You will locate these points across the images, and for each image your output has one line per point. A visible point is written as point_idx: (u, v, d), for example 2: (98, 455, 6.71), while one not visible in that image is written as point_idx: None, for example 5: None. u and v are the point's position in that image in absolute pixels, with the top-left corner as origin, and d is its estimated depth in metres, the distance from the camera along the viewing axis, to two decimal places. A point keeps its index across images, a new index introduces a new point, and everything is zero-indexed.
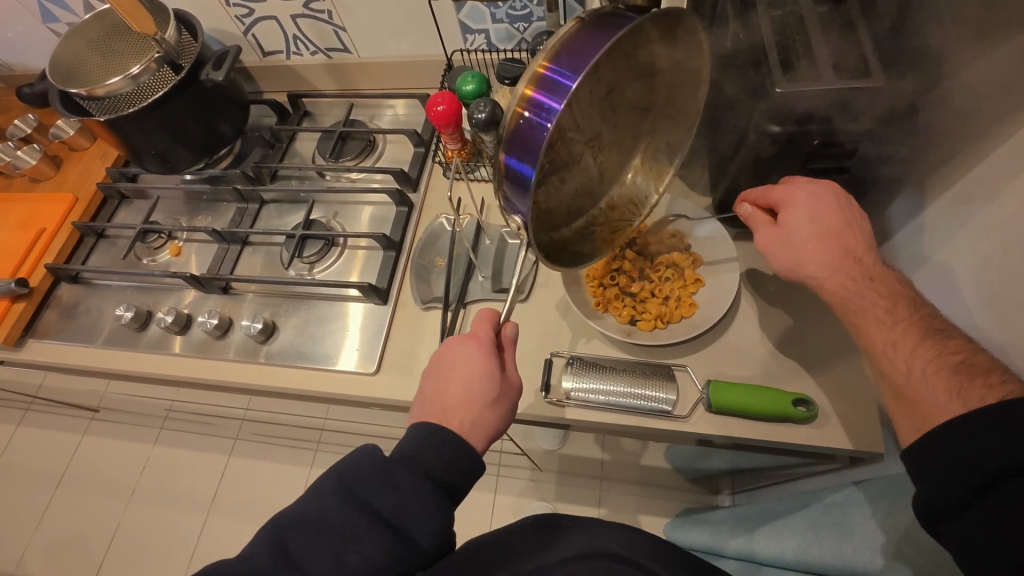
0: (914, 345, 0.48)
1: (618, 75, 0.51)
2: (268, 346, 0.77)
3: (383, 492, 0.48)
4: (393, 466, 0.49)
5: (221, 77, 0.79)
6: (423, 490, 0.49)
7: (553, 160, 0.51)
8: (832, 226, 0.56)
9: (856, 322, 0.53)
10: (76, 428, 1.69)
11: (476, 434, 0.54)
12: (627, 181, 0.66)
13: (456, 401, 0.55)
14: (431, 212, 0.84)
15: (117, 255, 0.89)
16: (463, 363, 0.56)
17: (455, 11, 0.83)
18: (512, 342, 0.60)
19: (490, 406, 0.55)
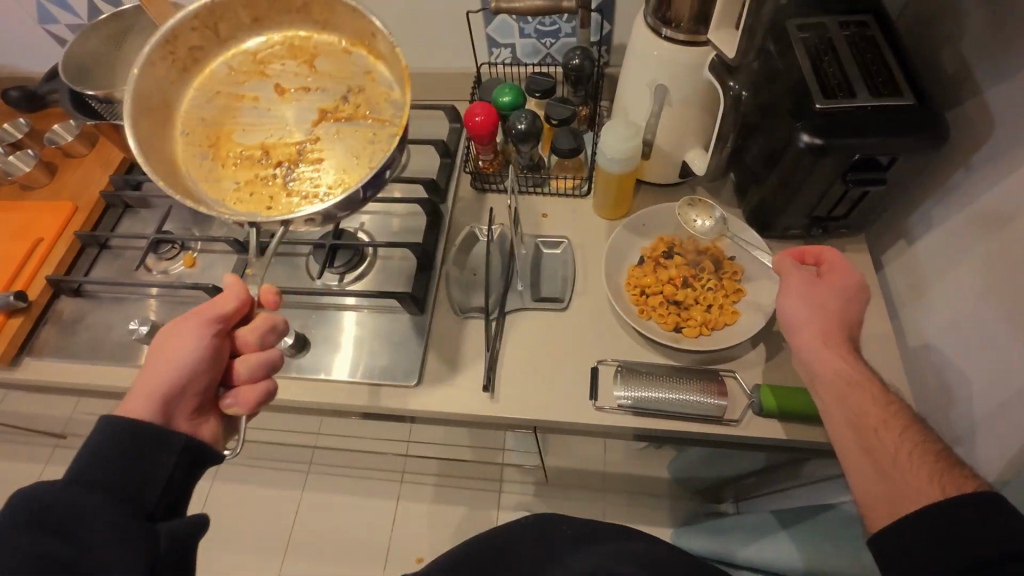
0: (901, 430, 0.49)
1: (208, 79, 0.63)
2: (299, 360, 0.72)
3: (51, 543, 0.43)
4: (47, 500, 0.44)
5: None
6: (97, 525, 0.44)
7: (221, 163, 0.60)
8: (853, 306, 0.55)
9: (850, 391, 0.51)
10: (37, 458, 1.56)
11: (160, 379, 0.52)
12: (386, 95, 0.62)
13: (163, 348, 0.53)
14: (460, 222, 0.83)
15: (124, 267, 0.84)
16: (169, 340, 0.53)
17: (484, 25, 0.84)
18: (230, 301, 0.52)
19: (168, 358, 0.52)
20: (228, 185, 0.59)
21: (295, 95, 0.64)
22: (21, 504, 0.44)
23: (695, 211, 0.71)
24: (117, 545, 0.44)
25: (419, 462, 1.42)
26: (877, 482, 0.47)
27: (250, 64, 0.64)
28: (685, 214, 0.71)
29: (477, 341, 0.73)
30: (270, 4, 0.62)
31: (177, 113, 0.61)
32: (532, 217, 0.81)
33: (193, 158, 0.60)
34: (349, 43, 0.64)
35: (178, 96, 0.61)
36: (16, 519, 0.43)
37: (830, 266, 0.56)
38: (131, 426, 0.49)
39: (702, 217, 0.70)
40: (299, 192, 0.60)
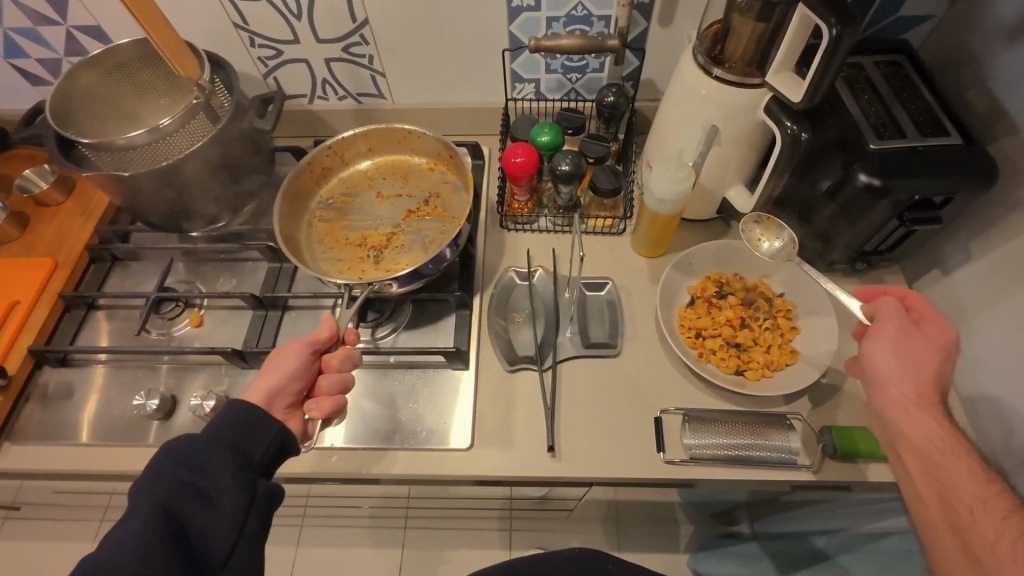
0: (1004, 512, 0.45)
1: (332, 188, 0.81)
2: (336, 428, 0.66)
3: (186, 472, 0.47)
4: (182, 441, 0.49)
5: (269, 126, 0.75)
6: (218, 484, 0.48)
7: (332, 245, 0.76)
8: (944, 368, 0.52)
9: (939, 462, 0.49)
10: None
11: (268, 386, 0.54)
12: (453, 197, 0.78)
13: (269, 361, 0.57)
14: (494, 265, 0.79)
15: (119, 329, 0.75)
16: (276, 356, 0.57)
17: (509, 60, 0.81)
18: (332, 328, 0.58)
19: (275, 369, 0.56)
20: (332, 262, 0.74)
21: (394, 198, 0.79)
22: (167, 449, 0.48)
23: (761, 228, 0.71)
24: (233, 505, 0.47)
25: (425, 509, 1.34)
26: (964, 562, 0.46)
27: (365, 177, 0.82)
28: (748, 229, 0.71)
29: (529, 395, 0.68)
30: (385, 139, 0.80)
31: (305, 215, 0.78)
32: (570, 258, 0.78)
33: (312, 241, 0.76)
34: (433, 163, 0.82)
35: (310, 198, 0.79)
36: (163, 460, 0.47)
37: (924, 320, 0.54)
38: (240, 417, 0.51)
39: (767, 236, 0.70)
40: (385, 267, 0.73)
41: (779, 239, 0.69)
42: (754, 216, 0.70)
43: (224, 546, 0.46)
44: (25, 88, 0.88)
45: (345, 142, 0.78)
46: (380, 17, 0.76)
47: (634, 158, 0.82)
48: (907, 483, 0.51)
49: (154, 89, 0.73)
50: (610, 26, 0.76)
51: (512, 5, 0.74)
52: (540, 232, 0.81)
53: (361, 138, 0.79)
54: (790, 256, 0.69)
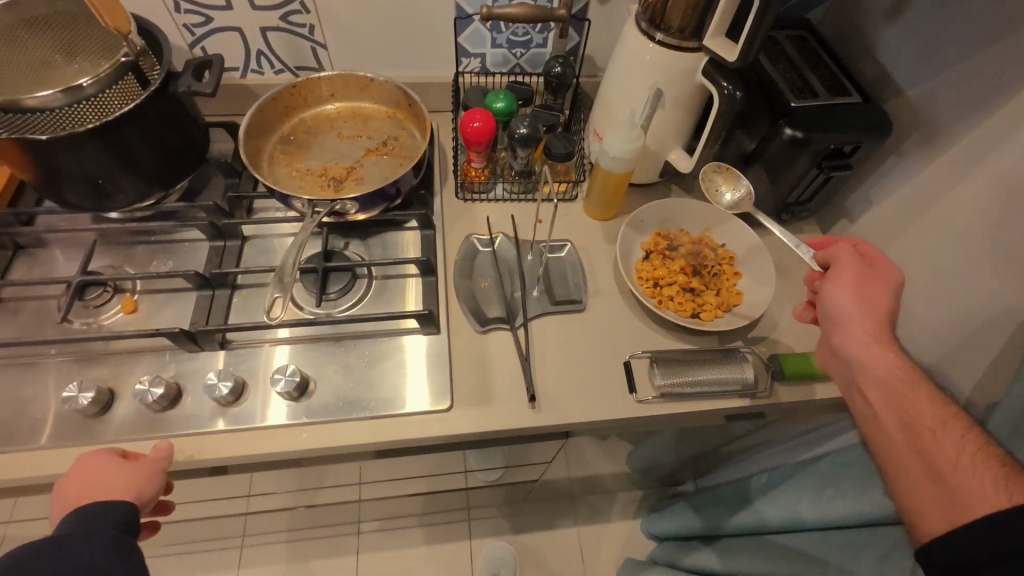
0: (964, 433, 0.47)
1: (292, 125, 0.80)
2: (306, 403, 0.63)
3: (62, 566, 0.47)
4: (71, 540, 0.49)
5: (209, 88, 0.66)
6: (80, 539, 0.49)
7: (291, 178, 0.75)
8: (896, 304, 0.56)
9: (900, 391, 0.52)
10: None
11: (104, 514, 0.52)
12: (409, 139, 0.80)
13: (78, 466, 0.54)
14: (455, 233, 0.79)
15: (30, 322, 0.66)
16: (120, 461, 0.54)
17: (455, 34, 0.82)
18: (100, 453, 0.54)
19: (104, 475, 0.53)
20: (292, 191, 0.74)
21: (354, 139, 0.79)
22: (27, 543, 0.47)
23: (721, 177, 0.80)
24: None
25: (382, 507, 1.29)
26: (930, 485, 0.47)
27: (327, 117, 0.81)
28: (707, 173, 0.80)
29: (503, 352, 0.69)
30: (346, 85, 0.80)
31: (266, 147, 0.78)
32: (530, 223, 0.80)
33: (272, 172, 0.75)
34: (392, 111, 0.82)
35: (269, 135, 0.78)
36: (22, 557, 0.46)
37: (877, 263, 0.58)
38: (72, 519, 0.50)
39: (724, 185, 0.79)
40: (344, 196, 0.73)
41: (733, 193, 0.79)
42: (717, 164, 0.80)
43: None
44: None
45: (306, 82, 0.78)
46: None
47: (581, 128, 0.86)
48: (870, 416, 0.53)
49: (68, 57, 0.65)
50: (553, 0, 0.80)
51: None
52: (496, 201, 0.83)
53: (324, 79, 0.79)
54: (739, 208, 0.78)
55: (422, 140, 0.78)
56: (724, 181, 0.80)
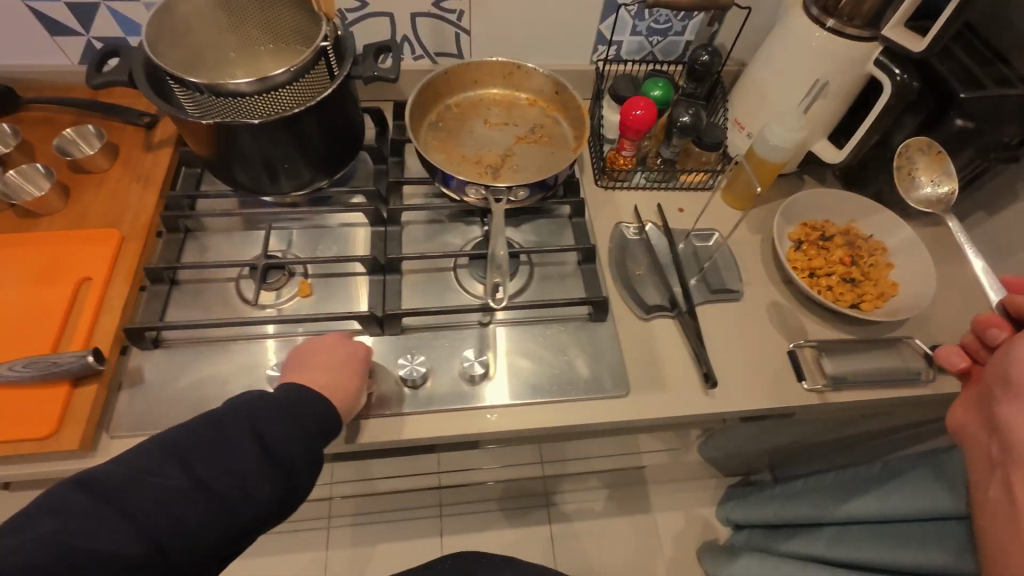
0: None
1: (439, 112, 0.80)
2: (489, 386, 0.65)
3: (249, 442, 0.49)
4: (272, 410, 0.51)
5: (392, 74, 0.65)
6: (284, 429, 0.50)
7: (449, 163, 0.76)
8: None
9: None
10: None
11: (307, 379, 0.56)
12: (556, 128, 0.80)
13: (323, 338, 0.60)
14: (603, 221, 0.80)
15: (213, 303, 0.67)
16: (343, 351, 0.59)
17: (598, 21, 0.82)
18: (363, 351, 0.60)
19: (324, 356, 0.58)
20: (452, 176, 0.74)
21: (502, 127, 0.80)
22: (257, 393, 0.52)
23: (924, 160, 0.73)
24: (264, 495, 0.48)
25: (468, 491, 1.31)
26: None
27: (472, 104, 0.82)
28: (910, 151, 0.73)
29: (669, 339, 0.70)
30: (492, 72, 0.80)
31: (418, 133, 0.78)
32: (675, 212, 0.81)
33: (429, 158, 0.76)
34: (534, 99, 0.82)
35: (420, 120, 0.78)
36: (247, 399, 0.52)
37: None
38: (304, 390, 0.53)
39: (922, 171, 0.73)
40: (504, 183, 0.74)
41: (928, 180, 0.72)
42: (930, 143, 0.72)
43: (226, 530, 0.47)
44: (45, 38, 0.76)
45: (456, 69, 0.78)
46: None
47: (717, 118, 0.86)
48: (1003, 500, 0.46)
49: (256, 44, 0.69)
50: None
51: None
52: (636, 189, 0.83)
53: (473, 66, 0.79)
54: (931, 202, 0.72)
55: (572, 131, 0.79)
56: (926, 165, 0.73)
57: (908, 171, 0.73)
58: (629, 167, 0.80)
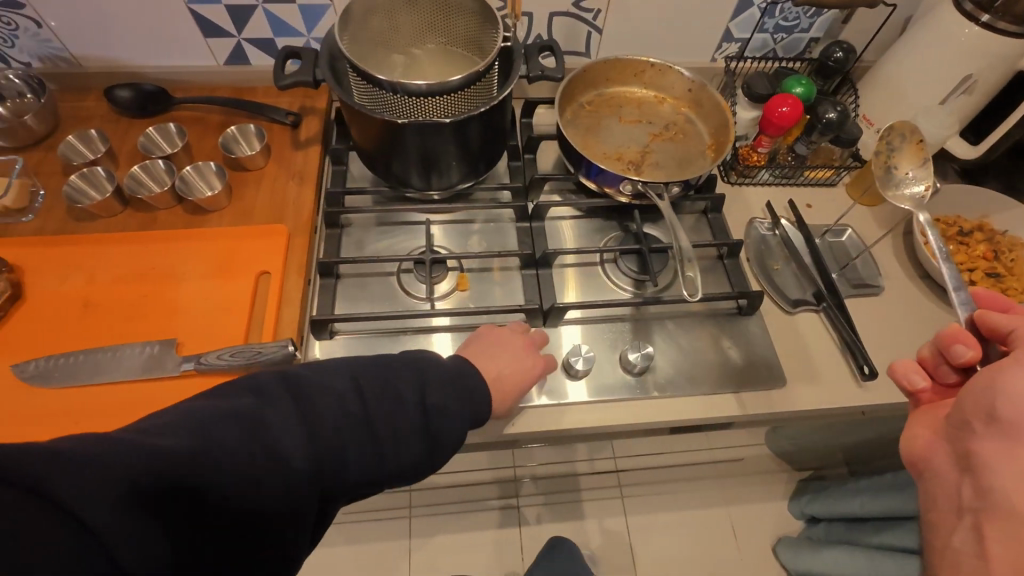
0: None
1: (574, 110, 0.82)
2: (651, 377, 0.66)
3: (418, 414, 0.48)
4: (448, 379, 0.51)
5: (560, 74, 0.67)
6: (451, 404, 0.49)
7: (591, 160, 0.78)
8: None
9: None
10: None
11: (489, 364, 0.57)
12: (689, 126, 0.82)
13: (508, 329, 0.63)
14: (736, 217, 0.81)
15: (378, 296, 0.70)
16: (517, 346, 0.60)
17: (730, 19, 0.83)
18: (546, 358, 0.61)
19: (500, 347, 0.59)
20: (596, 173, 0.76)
21: (636, 124, 0.81)
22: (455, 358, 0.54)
23: (903, 150, 0.68)
24: (410, 458, 0.47)
25: (549, 482, 1.32)
26: None
27: (603, 102, 0.83)
28: (891, 139, 0.69)
29: (817, 333, 0.71)
30: (625, 71, 0.82)
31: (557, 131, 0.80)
32: (806, 208, 0.82)
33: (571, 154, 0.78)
34: (663, 97, 0.84)
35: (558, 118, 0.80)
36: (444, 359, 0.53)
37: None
38: (474, 372, 0.52)
39: (902, 162, 0.68)
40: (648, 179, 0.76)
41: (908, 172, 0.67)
42: (910, 130, 0.68)
43: (362, 479, 0.45)
44: (197, 39, 0.79)
45: (593, 68, 0.80)
46: None
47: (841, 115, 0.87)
48: (977, 554, 0.40)
49: (417, 42, 0.71)
50: None
51: None
52: (762, 185, 0.84)
53: (610, 64, 0.80)
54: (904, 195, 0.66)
55: (705, 128, 0.81)
56: (905, 157, 0.68)
57: (887, 162, 0.68)
58: (760, 163, 0.81)
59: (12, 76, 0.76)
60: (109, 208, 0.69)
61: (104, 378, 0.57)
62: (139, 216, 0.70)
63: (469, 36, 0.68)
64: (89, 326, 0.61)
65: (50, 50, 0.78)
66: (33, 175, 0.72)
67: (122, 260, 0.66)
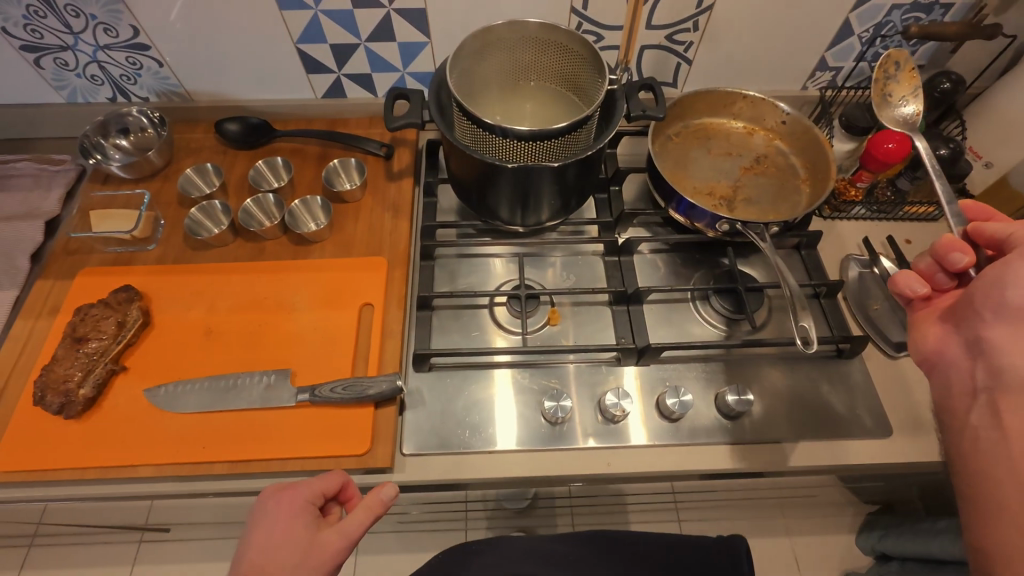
0: None
1: (661, 142, 0.81)
2: (748, 421, 0.65)
3: None
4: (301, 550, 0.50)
5: (661, 114, 0.68)
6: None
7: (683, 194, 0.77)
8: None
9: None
10: (120, 565, 1.14)
11: (275, 552, 0.49)
12: (781, 158, 0.80)
13: (263, 508, 0.52)
14: (830, 254, 0.79)
15: (472, 328, 0.71)
16: (275, 524, 0.51)
17: (826, 49, 0.80)
18: (339, 485, 0.55)
19: (280, 540, 0.50)
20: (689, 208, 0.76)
21: (726, 157, 0.80)
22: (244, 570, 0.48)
23: (898, 79, 0.72)
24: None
25: (607, 505, 1.29)
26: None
27: (690, 133, 0.82)
28: (887, 68, 0.72)
29: (924, 379, 0.69)
30: (713, 102, 0.81)
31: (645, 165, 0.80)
32: (905, 244, 0.79)
33: None
34: (752, 128, 0.83)
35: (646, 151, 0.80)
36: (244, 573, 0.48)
37: None
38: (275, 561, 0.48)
39: (896, 91, 0.72)
40: (743, 216, 0.75)
41: (903, 98, 0.71)
42: (904, 58, 0.72)
43: None
44: (300, 74, 0.82)
45: (683, 100, 0.80)
46: (727, 2, 0.73)
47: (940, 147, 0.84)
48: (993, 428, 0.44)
49: (516, 80, 0.74)
50: (947, 13, 0.76)
51: None
52: (856, 220, 0.81)
53: (700, 96, 0.80)
54: (900, 120, 0.71)
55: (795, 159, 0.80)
56: (899, 86, 0.72)
57: (884, 90, 0.72)
58: (856, 199, 0.80)
59: (134, 112, 0.82)
60: (223, 239, 0.74)
61: (227, 405, 0.61)
62: (249, 247, 0.75)
63: (569, 77, 0.72)
64: (212, 352, 0.66)
65: (166, 86, 0.83)
66: (155, 206, 0.78)
67: (239, 289, 0.71)
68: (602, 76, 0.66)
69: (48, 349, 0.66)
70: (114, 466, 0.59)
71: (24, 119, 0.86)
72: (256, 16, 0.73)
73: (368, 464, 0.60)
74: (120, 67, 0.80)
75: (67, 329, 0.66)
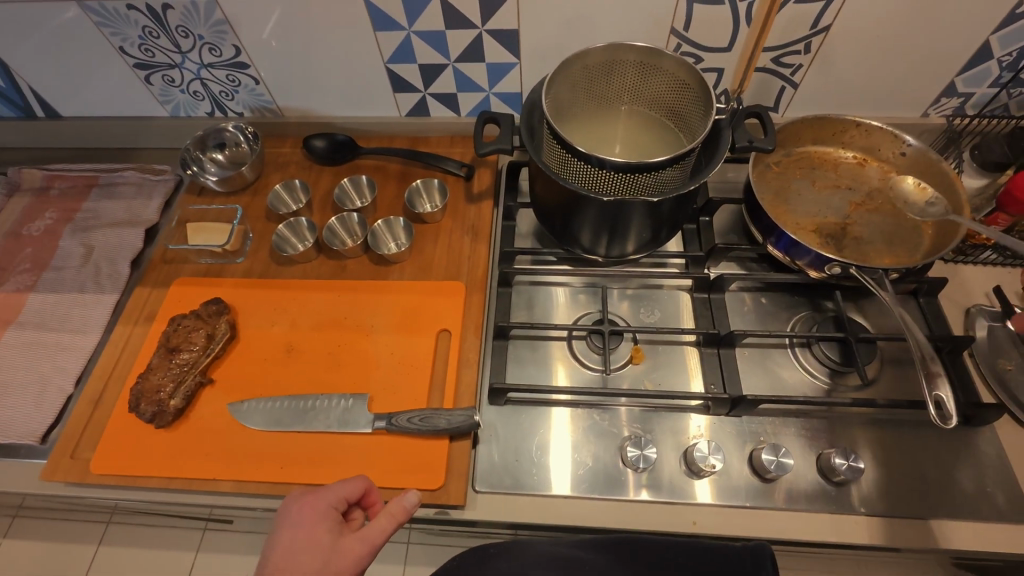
0: None
1: (761, 170, 0.76)
2: (855, 489, 0.59)
3: None
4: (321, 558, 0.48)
5: (770, 146, 0.64)
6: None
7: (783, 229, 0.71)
8: None
9: None
10: None
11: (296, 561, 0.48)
12: (897, 193, 0.73)
13: (283, 515, 0.51)
14: (954, 302, 0.70)
15: (548, 362, 0.68)
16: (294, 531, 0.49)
17: (957, 73, 0.72)
18: (361, 492, 0.53)
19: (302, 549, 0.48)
20: None
21: (833, 190, 0.74)
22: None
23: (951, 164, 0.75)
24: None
25: None
26: None
27: (793, 162, 0.76)
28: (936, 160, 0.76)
29: None
30: (822, 129, 0.74)
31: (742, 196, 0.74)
32: None
33: None
34: (864, 158, 0.75)
35: None
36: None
37: None
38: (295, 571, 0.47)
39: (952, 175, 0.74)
40: (853, 257, 0.68)
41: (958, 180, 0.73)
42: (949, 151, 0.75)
43: None
44: (386, 93, 0.83)
45: (788, 127, 0.74)
46: (845, 23, 0.67)
47: None
48: None
49: (609, 104, 0.71)
50: None
51: (1014, 10, 0.64)
52: (984, 264, 0.73)
53: (807, 123, 0.74)
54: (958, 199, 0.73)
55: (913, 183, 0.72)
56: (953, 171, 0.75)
57: None
58: (988, 243, 0.71)
59: (229, 127, 0.85)
60: (307, 255, 0.75)
61: (304, 427, 0.61)
62: (330, 264, 0.75)
63: (668, 101, 0.68)
64: (292, 370, 0.67)
65: (260, 102, 0.86)
66: (245, 220, 0.80)
67: (319, 308, 0.71)
68: (708, 111, 0.62)
69: (144, 357, 0.69)
70: (198, 478, 0.60)
71: (133, 131, 0.91)
72: (348, 36, 0.74)
73: (441, 500, 0.59)
74: (220, 84, 0.83)
75: (162, 338, 0.68)
